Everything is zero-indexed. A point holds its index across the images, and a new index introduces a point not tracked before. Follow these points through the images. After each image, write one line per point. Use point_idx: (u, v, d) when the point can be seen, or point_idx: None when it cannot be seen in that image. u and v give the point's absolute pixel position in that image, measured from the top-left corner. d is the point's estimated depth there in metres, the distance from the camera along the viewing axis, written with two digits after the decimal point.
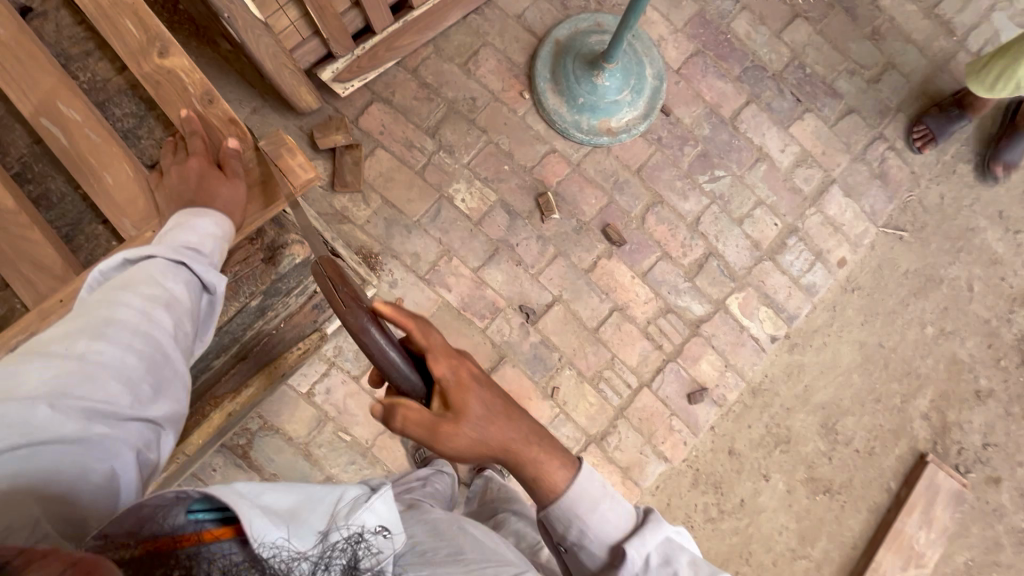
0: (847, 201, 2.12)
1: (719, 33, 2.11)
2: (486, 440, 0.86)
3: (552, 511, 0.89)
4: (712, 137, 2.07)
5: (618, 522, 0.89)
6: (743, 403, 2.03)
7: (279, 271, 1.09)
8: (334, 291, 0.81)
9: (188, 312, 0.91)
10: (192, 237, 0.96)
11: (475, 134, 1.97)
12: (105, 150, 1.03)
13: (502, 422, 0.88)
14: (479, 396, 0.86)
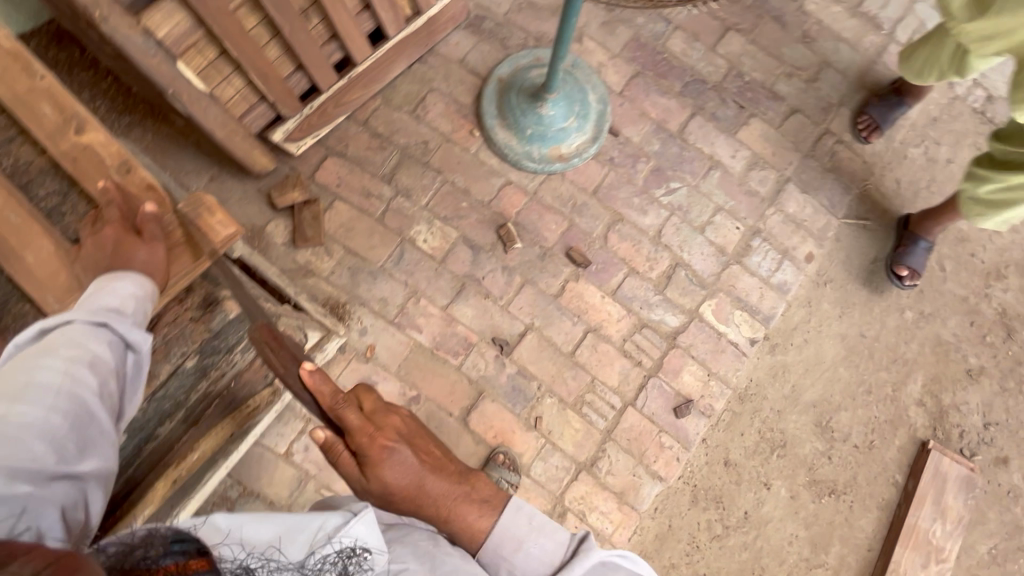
0: (804, 197, 2.15)
1: (656, 54, 2.19)
2: (404, 494, 0.97)
3: (481, 557, 0.98)
4: (663, 151, 2.11)
5: (545, 555, 0.95)
6: (732, 411, 1.99)
7: (214, 328, 1.13)
8: (268, 353, 1.00)
9: (112, 372, 0.92)
10: (114, 299, 0.97)
11: (430, 176, 2.01)
12: (26, 230, 1.05)
13: (419, 481, 0.97)
14: (397, 457, 0.96)
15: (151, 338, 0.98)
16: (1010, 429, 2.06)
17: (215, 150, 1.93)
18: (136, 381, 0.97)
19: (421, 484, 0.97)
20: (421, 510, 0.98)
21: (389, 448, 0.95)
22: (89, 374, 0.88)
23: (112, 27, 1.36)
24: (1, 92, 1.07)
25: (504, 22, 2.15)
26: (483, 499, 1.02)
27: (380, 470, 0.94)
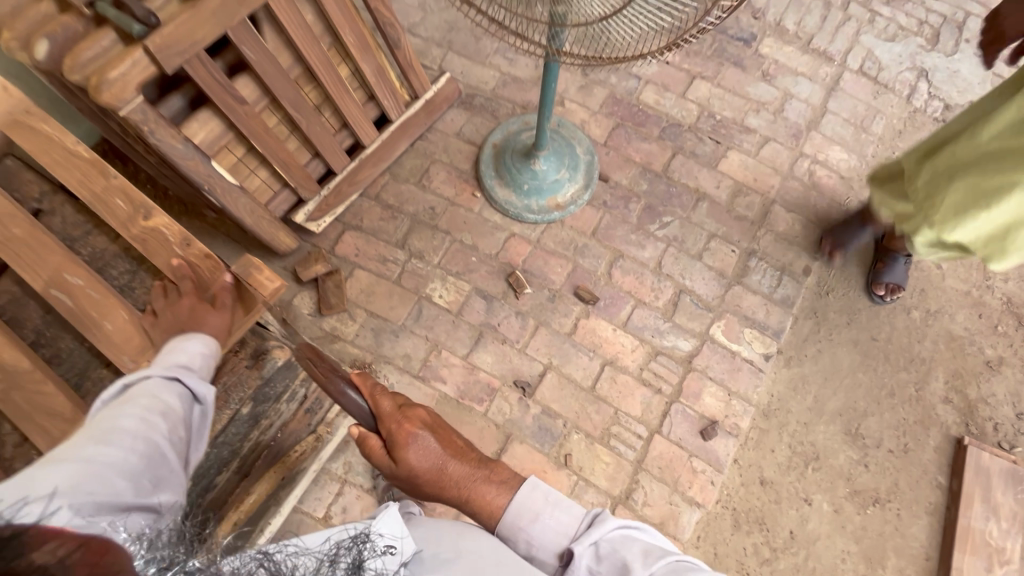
0: (791, 215, 2.27)
1: (632, 106, 2.41)
2: (431, 478, 1.03)
3: (499, 531, 1.01)
4: (651, 189, 2.28)
5: (561, 526, 0.97)
6: (758, 428, 2.00)
7: (265, 374, 1.26)
8: (312, 367, 1.01)
9: (180, 420, 1.03)
10: (184, 358, 1.10)
11: (440, 237, 2.17)
12: (105, 303, 1.15)
13: (442, 465, 1.03)
14: (422, 443, 1.02)
15: (214, 391, 1.11)
16: None
17: (244, 237, 2.12)
18: (198, 431, 1.07)
19: (444, 469, 1.03)
20: (446, 492, 1.04)
21: (414, 434, 1.02)
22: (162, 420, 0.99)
23: (159, 137, 1.55)
24: (80, 188, 1.21)
25: (492, 96, 2.41)
26: (503, 479, 1.06)
27: (407, 454, 1.01)
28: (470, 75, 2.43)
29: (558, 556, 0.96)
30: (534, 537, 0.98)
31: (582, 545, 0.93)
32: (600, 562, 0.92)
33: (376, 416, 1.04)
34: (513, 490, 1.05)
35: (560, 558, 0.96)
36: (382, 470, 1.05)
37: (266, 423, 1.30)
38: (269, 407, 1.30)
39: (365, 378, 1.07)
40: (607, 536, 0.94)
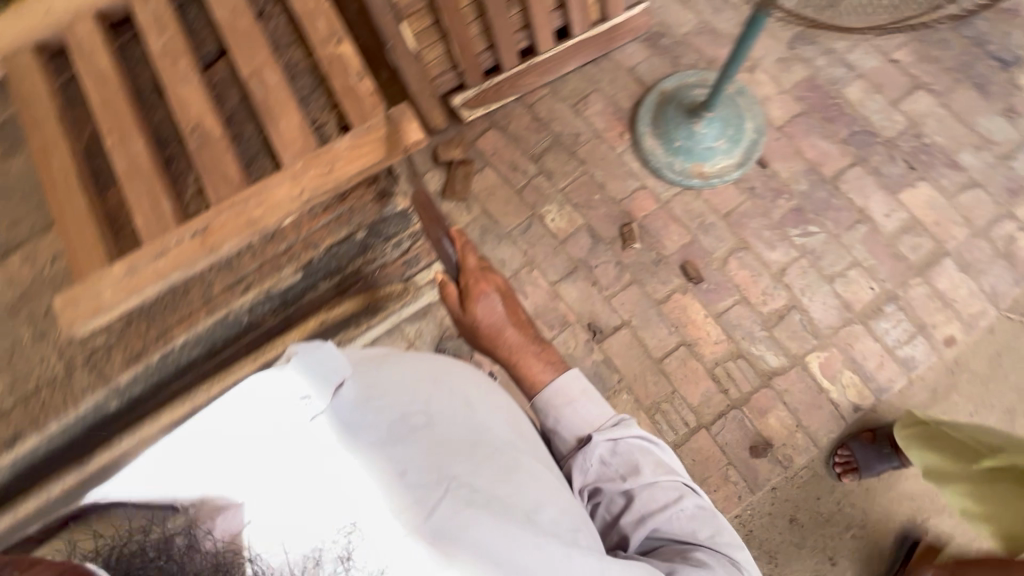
0: (961, 276, 1.97)
1: (829, 98, 2.15)
2: (489, 335, 1.16)
3: (535, 400, 1.14)
4: (810, 193, 2.07)
5: (588, 418, 1.10)
6: (813, 471, 1.88)
7: (384, 212, 1.15)
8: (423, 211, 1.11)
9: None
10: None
11: (573, 165, 2.18)
12: (282, 105, 1.17)
13: (502, 328, 1.15)
14: (491, 302, 1.13)
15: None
16: None
17: None
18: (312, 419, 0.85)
19: (502, 331, 1.16)
20: (498, 351, 1.17)
21: (488, 292, 1.13)
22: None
23: None
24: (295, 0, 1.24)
25: (681, 41, 2.27)
26: (549, 361, 1.19)
27: (477, 306, 1.13)
28: (666, 13, 2.30)
29: (579, 439, 1.09)
30: (564, 416, 1.11)
31: (602, 436, 1.06)
32: (613, 455, 1.05)
33: (461, 267, 1.14)
34: (556, 373, 1.17)
35: (579, 441, 1.10)
36: (450, 314, 1.18)
37: (372, 257, 1.29)
38: (379, 244, 1.26)
39: (461, 232, 1.16)
40: (628, 439, 1.06)
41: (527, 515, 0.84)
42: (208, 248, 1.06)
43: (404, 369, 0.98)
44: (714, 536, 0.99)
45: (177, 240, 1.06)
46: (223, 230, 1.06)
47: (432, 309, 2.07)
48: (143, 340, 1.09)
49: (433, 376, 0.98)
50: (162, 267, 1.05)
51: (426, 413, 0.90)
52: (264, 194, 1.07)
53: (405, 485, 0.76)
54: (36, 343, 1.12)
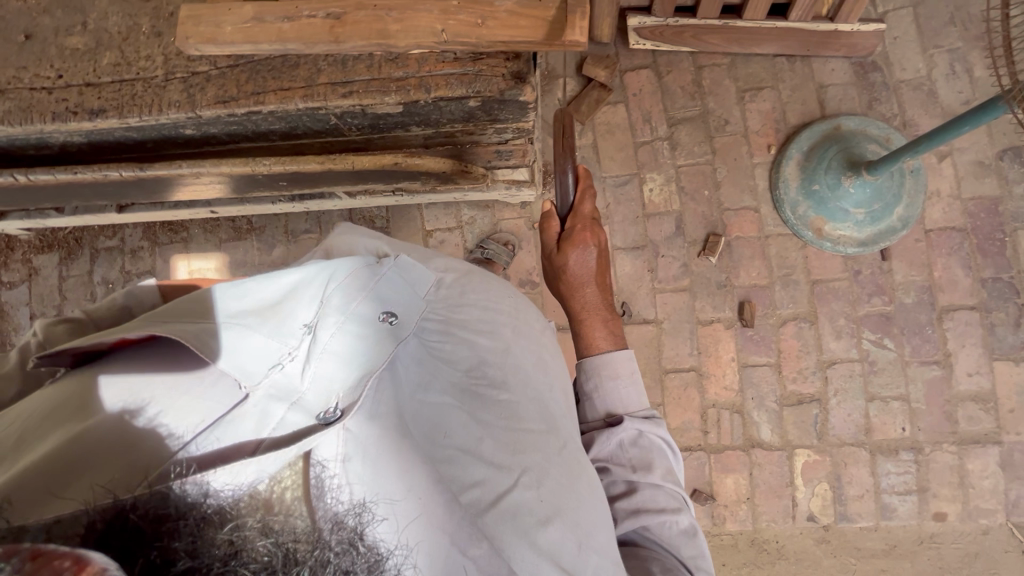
0: (996, 469, 1.83)
1: (998, 230, 1.89)
2: (572, 283, 1.23)
3: (587, 361, 1.13)
4: (909, 309, 1.89)
5: (627, 398, 1.09)
6: (735, 542, 1.90)
7: (505, 95, 1.08)
8: (562, 135, 1.20)
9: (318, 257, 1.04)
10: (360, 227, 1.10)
11: (704, 149, 2.01)
12: None
13: (585, 283, 1.22)
14: (585, 254, 1.21)
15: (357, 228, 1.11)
16: None
17: None
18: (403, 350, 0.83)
19: (584, 285, 1.22)
20: (571, 301, 1.23)
21: (588, 242, 1.21)
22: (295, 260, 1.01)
23: None
24: None
25: (891, 87, 1.98)
26: (612, 332, 1.19)
27: (572, 253, 1.21)
28: (896, 49, 1.99)
29: (610, 414, 1.09)
30: (605, 388, 1.11)
31: (633, 423, 1.05)
32: (634, 445, 1.04)
33: (575, 209, 1.24)
34: (612, 346, 1.16)
35: (608, 416, 1.09)
36: (544, 249, 1.26)
37: (471, 129, 1.23)
38: (484, 120, 1.19)
39: (586, 174, 1.22)
40: (654, 435, 1.05)
41: (580, 522, 0.82)
42: (332, 34, 1.03)
43: (493, 314, 0.98)
44: (694, 558, 0.98)
45: (309, 13, 1.05)
46: (355, 26, 1.03)
47: (495, 206, 2.04)
48: (237, 89, 1.10)
49: (513, 327, 0.98)
50: (285, 29, 1.04)
51: (502, 374, 0.90)
52: (407, 11, 1.03)
53: (486, 449, 0.81)
54: (150, 38, 1.14)
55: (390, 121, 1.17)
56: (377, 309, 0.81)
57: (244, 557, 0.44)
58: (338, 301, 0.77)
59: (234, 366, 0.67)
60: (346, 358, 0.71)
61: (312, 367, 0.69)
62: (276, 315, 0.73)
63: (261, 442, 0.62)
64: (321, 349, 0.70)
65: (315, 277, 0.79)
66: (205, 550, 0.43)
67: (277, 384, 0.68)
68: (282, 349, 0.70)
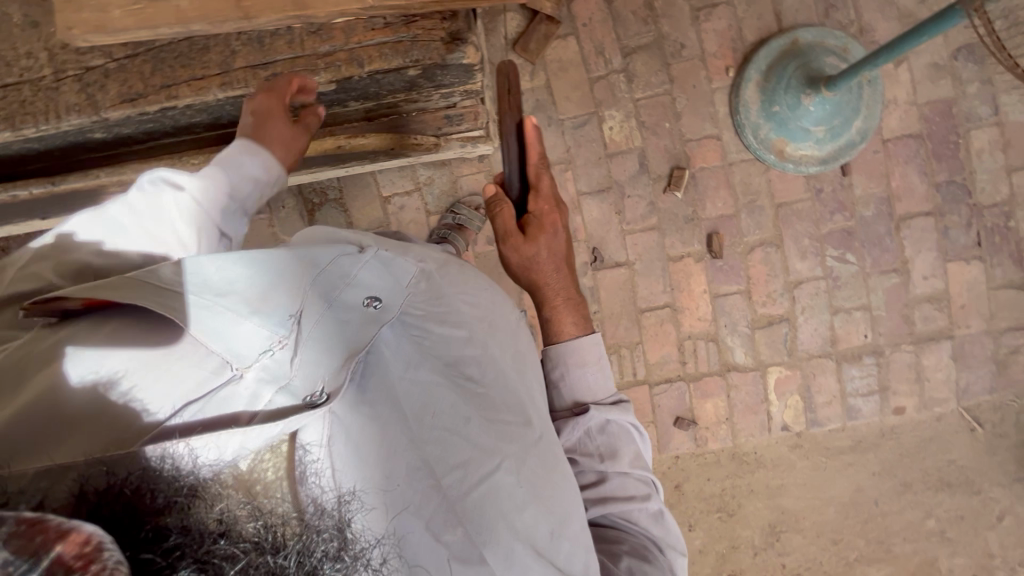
0: (949, 363, 1.97)
1: (952, 133, 1.91)
2: (536, 273, 1.18)
3: (553, 350, 1.14)
4: (868, 222, 1.94)
5: (593, 385, 1.12)
6: (717, 458, 2.03)
7: (446, 62, 0.98)
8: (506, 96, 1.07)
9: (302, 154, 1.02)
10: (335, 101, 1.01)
11: (661, 78, 1.93)
12: None
13: (552, 270, 1.18)
14: (553, 238, 1.17)
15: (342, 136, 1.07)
16: None
17: None
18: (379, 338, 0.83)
19: (550, 272, 1.18)
20: (541, 290, 1.20)
21: (554, 225, 1.17)
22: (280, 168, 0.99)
23: None
24: None
25: None
26: (581, 316, 1.20)
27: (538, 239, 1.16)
28: None
29: (576, 403, 1.11)
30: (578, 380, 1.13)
31: (598, 412, 1.08)
32: (600, 432, 1.08)
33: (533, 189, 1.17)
34: (580, 330, 1.18)
35: (574, 404, 1.12)
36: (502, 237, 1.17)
37: (415, 97, 1.13)
38: (428, 87, 1.09)
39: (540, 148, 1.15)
40: (619, 421, 1.09)
41: (553, 510, 0.86)
42: (240, 9, 0.90)
43: (471, 308, 0.95)
44: (664, 539, 1.04)
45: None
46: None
47: (453, 163, 1.95)
48: (143, 84, 0.97)
49: (490, 320, 0.97)
50: (184, 9, 0.90)
51: (482, 366, 0.90)
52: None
53: (471, 437, 0.82)
54: (26, 31, 0.99)
55: (324, 100, 1.07)
56: (356, 298, 0.82)
57: (233, 536, 0.45)
58: (323, 295, 0.79)
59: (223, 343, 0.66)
60: (331, 343, 0.74)
61: (299, 356, 0.69)
62: (264, 298, 0.71)
63: (254, 415, 0.62)
64: (307, 337, 0.72)
65: (297, 262, 0.79)
66: (193, 530, 0.44)
67: (268, 368, 0.67)
68: (267, 336, 0.68)
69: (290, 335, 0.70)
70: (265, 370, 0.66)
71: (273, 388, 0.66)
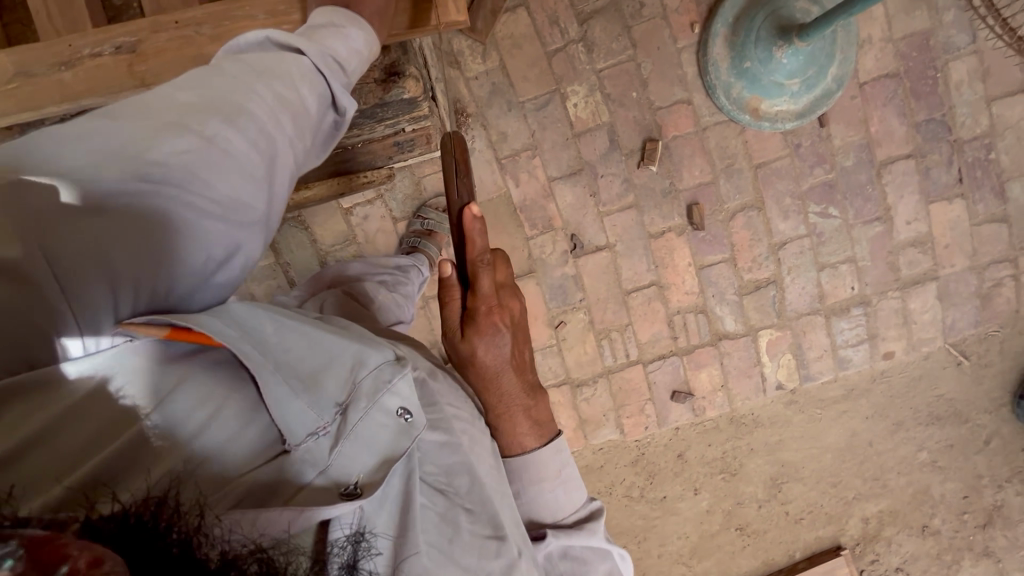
0: (934, 303, 1.98)
1: (931, 67, 1.83)
2: (484, 376, 1.07)
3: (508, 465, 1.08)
4: (850, 172, 1.88)
5: (551, 506, 1.07)
6: (716, 424, 2.03)
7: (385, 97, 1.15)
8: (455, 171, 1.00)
9: (313, 129, 0.90)
10: (342, 51, 0.93)
11: (623, 44, 1.80)
12: None
13: (501, 374, 1.07)
14: (496, 343, 1.06)
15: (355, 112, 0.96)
16: None
17: None
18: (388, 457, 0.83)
19: (499, 378, 1.07)
20: (484, 395, 1.07)
21: (497, 328, 1.05)
22: (290, 126, 0.85)
23: None
24: None
25: None
26: (535, 423, 1.10)
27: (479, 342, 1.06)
28: None
29: (534, 524, 1.07)
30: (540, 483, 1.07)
31: (557, 539, 1.04)
32: (561, 557, 1.05)
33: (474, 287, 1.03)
34: (536, 442, 1.08)
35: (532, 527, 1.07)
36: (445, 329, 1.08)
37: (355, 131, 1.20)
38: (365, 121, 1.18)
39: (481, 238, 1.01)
40: (580, 544, 1.06)
41: None
42: (131, 74, 1.04)
43: (463, 405, 0.97)
44: None
45: (98, 51, 1.05)
46: (164, 56, 1.05)
47: (415, 164, 1.82)
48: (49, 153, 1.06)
49: (475, 429, 0.97)
50: (68, 83, 1.05)
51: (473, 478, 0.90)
52: (220, 27, 1.05)
53: (457, 551, 0.84)
54: None
55: None
56: (393, 403, 0.83)
57: None
58: (365, 395, 0.82)
59: (286, 422, 0.76)
60: (366, 446, 0.80)
61: (342, 445, 0.78)
62: (313, 386, 0.80)
63: (295, 493, 0.73)
64: (350, 433, 0.79)
65: (340, 364, 0.83)
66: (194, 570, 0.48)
67: (311, 450, 0.77)
68: (313, 423, 0.78)
69: (330, 430, 0.79)
70: (310, 453, 0.77)
71: (321, 467, 0.77)
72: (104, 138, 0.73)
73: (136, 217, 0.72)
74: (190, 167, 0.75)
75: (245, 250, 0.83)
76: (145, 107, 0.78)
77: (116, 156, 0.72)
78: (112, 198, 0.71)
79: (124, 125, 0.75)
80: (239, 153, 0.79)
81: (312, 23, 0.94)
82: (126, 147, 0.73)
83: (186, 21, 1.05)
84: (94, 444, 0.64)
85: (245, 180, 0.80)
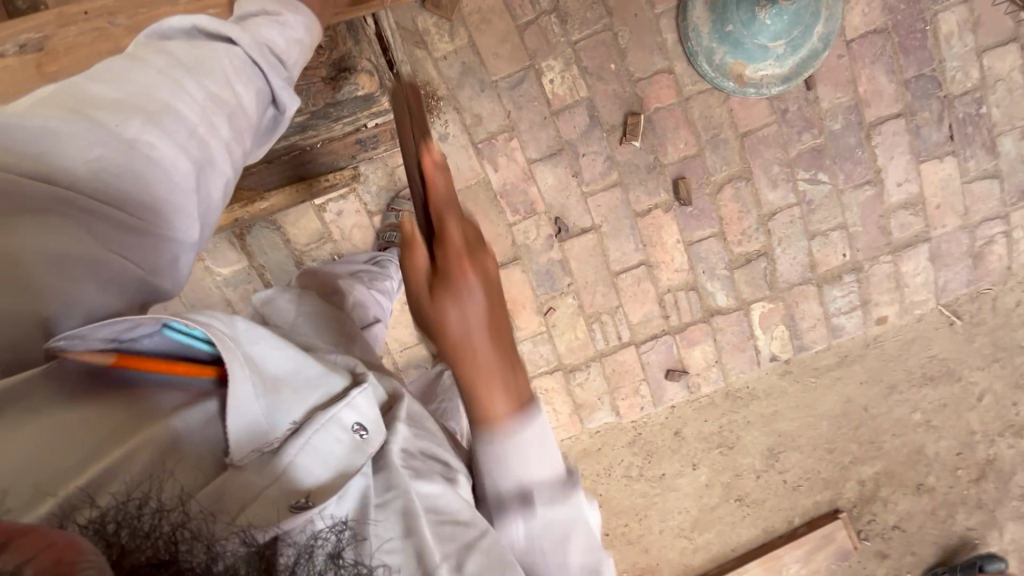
0: (926, 265, 1.94)
1: (919, 21, 1.79)
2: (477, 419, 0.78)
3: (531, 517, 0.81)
4: (839, 136, 1.83)
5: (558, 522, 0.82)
6: (711, 399, 1.99)
7: (336, 96, 1.29)
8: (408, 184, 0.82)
9: (253, 130, 0.82)
10: (280, 41, 0.84)
11: (598, 12, 1.71)
12: None
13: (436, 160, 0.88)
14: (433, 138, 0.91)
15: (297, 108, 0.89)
16: (910, 539, 2.02)
17: None
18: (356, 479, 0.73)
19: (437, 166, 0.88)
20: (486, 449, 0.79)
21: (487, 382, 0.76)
22: (226, 128, 0.77)
23: None
24: None
25: None
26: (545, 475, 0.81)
27: (451, 300, 0.75)
28: None
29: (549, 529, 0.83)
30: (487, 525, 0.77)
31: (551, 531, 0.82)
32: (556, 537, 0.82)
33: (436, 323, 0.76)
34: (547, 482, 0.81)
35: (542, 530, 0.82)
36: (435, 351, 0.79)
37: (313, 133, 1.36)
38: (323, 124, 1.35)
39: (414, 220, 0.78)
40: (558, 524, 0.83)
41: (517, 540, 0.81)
42: (41, 74, 0.98)
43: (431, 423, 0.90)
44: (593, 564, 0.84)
45: (0, 51, 0.98)
46: (74, 53, 0.98)
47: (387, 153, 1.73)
48: None
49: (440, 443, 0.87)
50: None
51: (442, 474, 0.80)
52: (136, 15, 0.98)
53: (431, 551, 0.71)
54: None
55: None
56: (348, 418, 0.75)
57: None
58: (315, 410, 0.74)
59: (237, 423, 0.67)
60: (324, 460, 0.70)
61: (295, 454, 0.68)
62: (274, 392, 0.72)
63: (250, 502, 0.62)
64: (302, 448, 0.69)
65: (302, 376, 0.77)
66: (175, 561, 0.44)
67: (260, 464, 0.66)
68: (262, 431, 0.69)
69: (282, 441, 0.69)
70: (262, 464, 0.66)
71: (275, 477, 0.66)
72: (11, 134, 0.67)
73: (60, 225, 0.68)
74: (106, 174, 0.70)
75: (181, 267, 0.79)
76: (56, 98, 0.71)
77: (24, 158, 0.67)
78: (28, 198, 0.67)
79: (33, 121, 0.68)
80: (165, 158, 0.72)
81: (241, 13, 0.85)
82: (36, 147, 0.68)
83: (97, 12, 0.98)
84: (66, 454, 0.57)
85: (171, 191, 0.73)
